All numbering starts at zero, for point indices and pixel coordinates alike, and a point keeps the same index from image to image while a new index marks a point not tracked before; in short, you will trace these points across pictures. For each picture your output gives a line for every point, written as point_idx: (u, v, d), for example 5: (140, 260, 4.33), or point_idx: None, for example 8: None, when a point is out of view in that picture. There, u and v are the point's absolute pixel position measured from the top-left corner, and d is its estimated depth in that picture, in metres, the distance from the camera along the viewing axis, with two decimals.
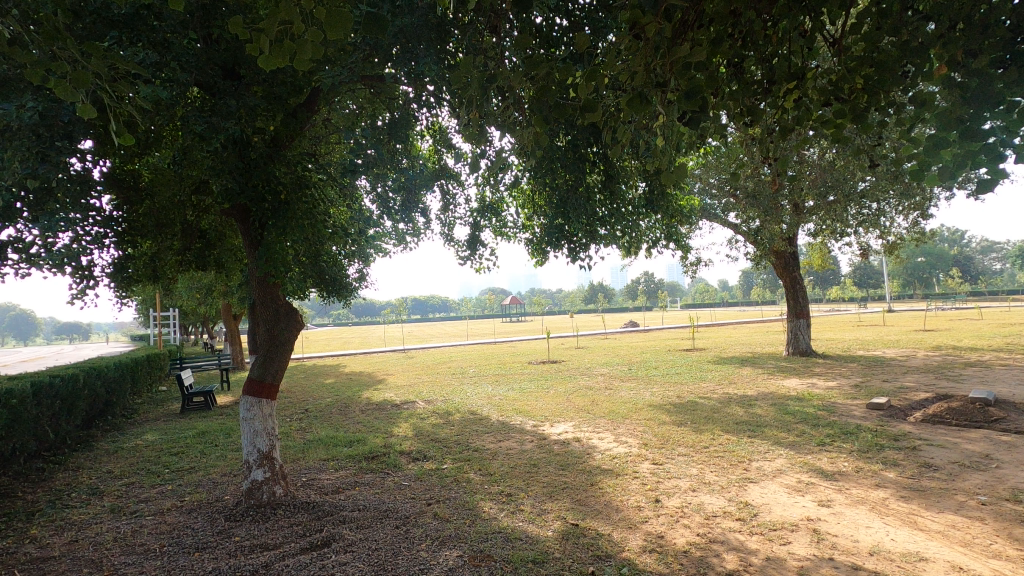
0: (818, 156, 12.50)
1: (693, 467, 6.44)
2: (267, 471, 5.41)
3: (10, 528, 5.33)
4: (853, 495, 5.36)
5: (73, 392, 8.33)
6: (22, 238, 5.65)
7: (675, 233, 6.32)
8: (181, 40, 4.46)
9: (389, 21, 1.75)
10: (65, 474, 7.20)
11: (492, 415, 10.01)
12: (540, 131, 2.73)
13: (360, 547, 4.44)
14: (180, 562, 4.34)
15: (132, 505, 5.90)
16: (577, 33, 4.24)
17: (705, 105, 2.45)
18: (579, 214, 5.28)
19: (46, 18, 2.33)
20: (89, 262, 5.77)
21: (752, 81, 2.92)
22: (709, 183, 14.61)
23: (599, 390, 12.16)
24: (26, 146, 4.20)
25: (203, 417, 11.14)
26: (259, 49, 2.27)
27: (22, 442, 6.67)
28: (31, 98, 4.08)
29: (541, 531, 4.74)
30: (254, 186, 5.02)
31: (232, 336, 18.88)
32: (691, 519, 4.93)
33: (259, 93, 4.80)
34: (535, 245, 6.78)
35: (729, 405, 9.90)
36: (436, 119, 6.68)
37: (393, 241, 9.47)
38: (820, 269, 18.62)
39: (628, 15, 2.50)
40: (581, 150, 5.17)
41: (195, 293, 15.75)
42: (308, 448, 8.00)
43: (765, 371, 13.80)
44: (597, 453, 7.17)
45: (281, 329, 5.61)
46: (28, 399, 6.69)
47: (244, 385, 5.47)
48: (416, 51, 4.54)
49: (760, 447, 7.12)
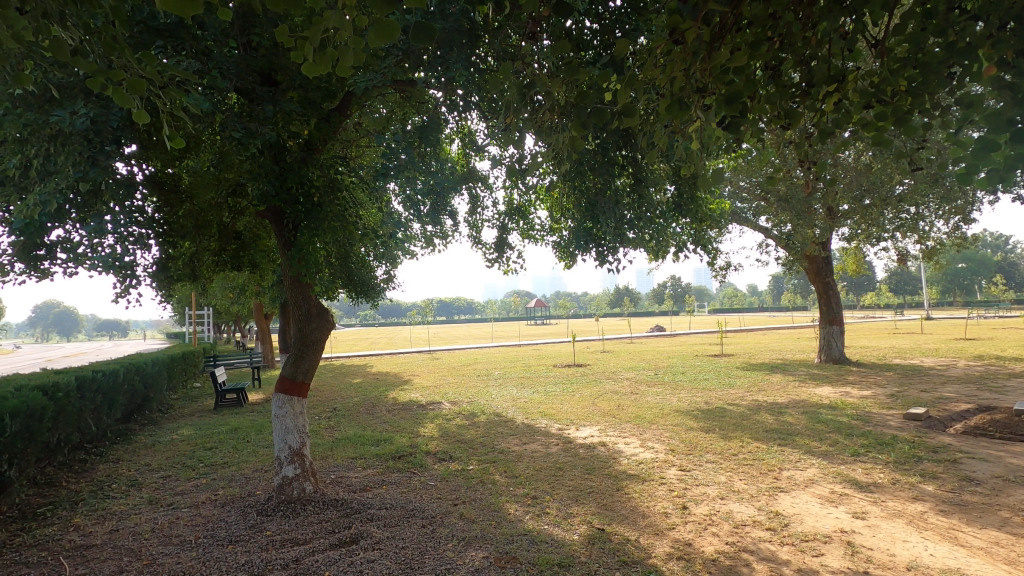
0: (854, 159, 12.20)
1: (721, 475, 6.34)
2: (298, 467, 5.54)
3: (55, 516, 5.55)
4: (889, 507, 5.20)
5: (114, 386, 8.62)
6: (70, 238, 5.91)
7: (704, 237, 6.24)
8: (223, 47, 4.61)
9: (437, 29, 1.83)
10: (106, 466, 7.48)
11: (517, 418, 10.03)
12: (577, 137, 2.74)
13: (387, 545, 4.51)
14: (214, 554, 4.46)
15: (169, 497, 6.10)
16: (607, 37, 4.23)
17: (744, 110, 2.44)
18: (608, 217, 5.23)
19: (106, 28, 2.46)
20: (131, 262, 5.99)
21: (792, 83, 2.85)
22: (740, 186, 14.38)
23: (625, 395, 12.05)
24: (79, 151, 4.40)
25: (235, 414, 11.45)
26: (303, 56, 2.35)
27: (66, 435, 6.96)
28: (83, 106, 4.30)
29: (567, 535, 4.74)
30: (289, 189, 5.14)
31: (264, 335, 19.33)
32: (720, 527, 4.87)
33: (294, 99, 4.94)
34: (562, 248, 6.76)
35: (759, 413, 9.70)
36: (465, 123, 6.75)
37: (421, 243, 9.56)
38: (854, 274, 18.11)
39: (666, 21, 2.49)
40: (610, 153, 5.15)
41: (228, 292, 16.15)
42: (335, 446, 8.14)
43: (796, 378, 13.48)
44: (623, 458, 7.13)
45: (311, 328, 5.73)
46: (71, 392, 6.96)
47: (277, 383, 5.61)
48: (447, 55, 4.56)
49: (791, 456, 6.98)
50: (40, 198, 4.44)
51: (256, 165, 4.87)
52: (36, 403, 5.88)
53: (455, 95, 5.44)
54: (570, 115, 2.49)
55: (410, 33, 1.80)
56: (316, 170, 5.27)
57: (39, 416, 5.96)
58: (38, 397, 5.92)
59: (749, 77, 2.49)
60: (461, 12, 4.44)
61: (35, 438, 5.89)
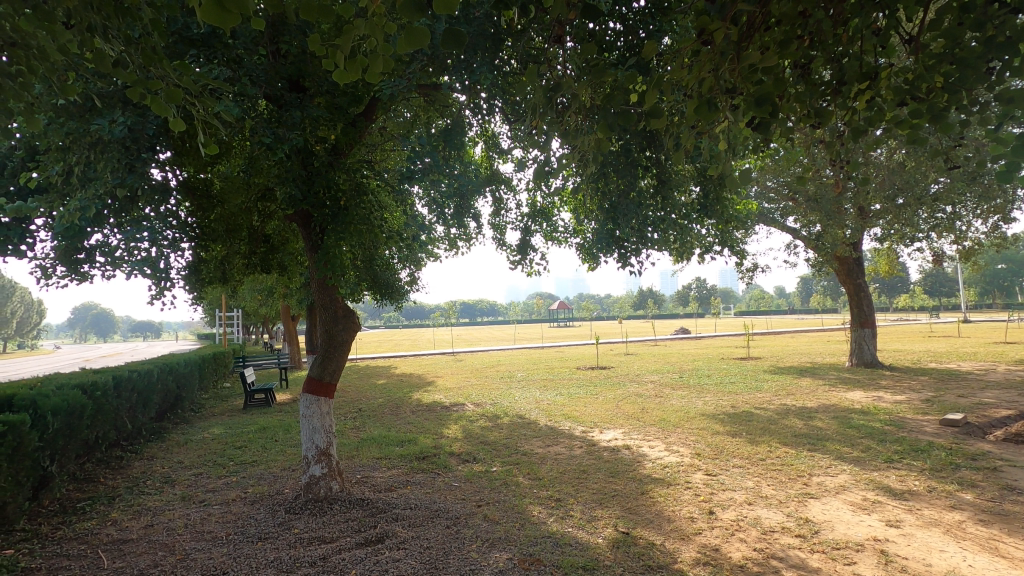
0: (885, 157, 11.89)
1: (749, 480, 6.23)
2: (325, 467, 5.63)
3: (94, 510, 5.75)
4: (925, 516, 5.05)
5: (148, 386, 8.89)
6: (108, 242, 6.12)
7: (731, 238, 6.16)
8: (253, 56, 4.73)
9: (465, 34, 1.86)
10: (141, 463, 7.71)
11: (540, 420, 10.03)
12: (603, 140, 2.73)
13: (412, 544, 4.56)
14: (244, 551, 4.56)
15: (200, 493, 6.27)
16: (631, 38, 4.21)
17: (773, 110, 2.41)
18: (630, 218, 5.19)
19: (146, 40, 2.55)
20: (166, 266, 6.18)
21: (822, 82, 2.79)
22: (767, 186, 14.14)
23: (649, 398, 11.95)
24: (117, 158, 4.55)
25: (264, 413, 11.68)
26: (335, 63, 2.41)
27: (104, 432, 7.21)
28: (121, 114, 4.46)
29: (591, 538, 4.71)
30: (316, 193, 5.23)
31: (291, 336, 19.70)
32: (748, 533, 4.79)
33: (321, 105, 5.04)
34: (586, 250, 6.74)
35: (787, 417, 9.51)
36: (489, 126, 6.81)
37: (445, 245, 9.64)
38: (887, 276, 17.62)
39: (694, 21, 2.46)
40: (634, 154, 5.12)
41: (257, 294, 16.49)
42: (361, 446, 8.26)
43: (826, 383, 13.16)
44: (648, 461, 7.07)
45: (338, 330, 5.82)
46: (108, 391, 7.20)
47: (304, 383, 5.71)
48: (471, 59, 4.58)
49: (821, 461, 6.82)
50: (81, 204, 4.61)
51: (284, 170, 4.97)
52: (75, 401, 6.09)
53: (479, 98, 5.47)
54: (596, 117, 2.49)
55: (440, 41, 1.84)
56: (342, 174, 5.35)
57: (79, 414, 6.18)
58: (78, 396, 6.14)
59: (778, 76, 2.45)
60: (485, 16, 4.43)
61: (75, 436, 6.11)
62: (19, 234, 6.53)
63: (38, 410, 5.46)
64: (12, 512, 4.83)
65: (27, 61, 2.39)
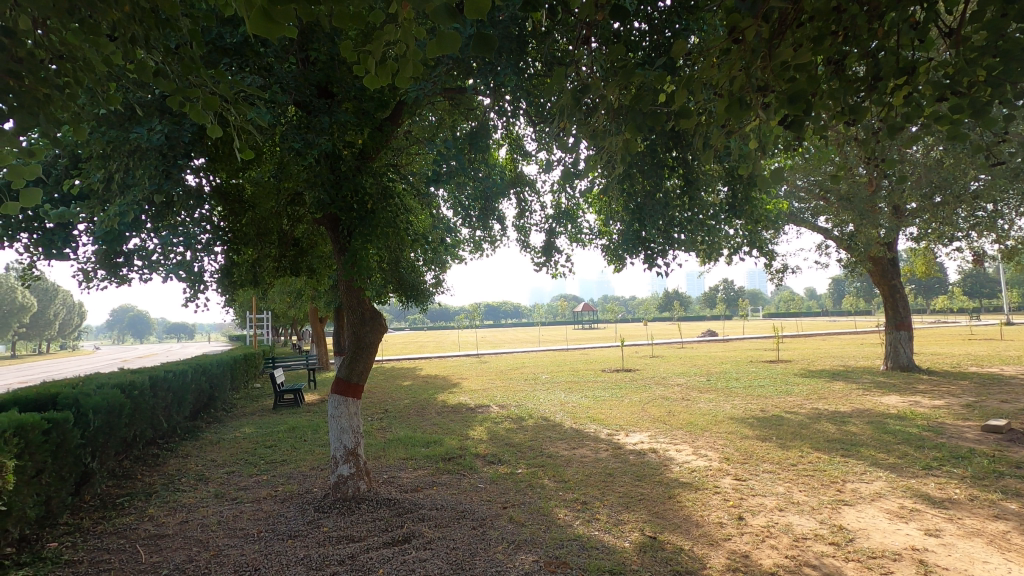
0: (922, 154, 11.52)
1: (779, 486, 6.10)
2: (352, 467, 5.71)
3: (132, 506, 5.94)
4: (967, 526, 4.87)
5: (182, 386, 9.14)
6: (145, 246, 6.32)
7: (760, 238, 6.05)
8: (283, 64, 4.84)
9: (494, 39, 1.88)
10: (176, 461, 7.94)
11: (565, 422, 10.00)
12: (631, 141, 2.71)
13: (438, 545, 4.58)
14: (275, 548, 4.65)
15: (233, 491, 6.42)
16: (657, 38, 4.17)
17: (807, 108, 2.37)
18: (657, 219, 5.13)
19: (184, 51, 2.64)
20: (200, 269, 6.35)
21: (857, 78, 2.72)
22: (797, 185, 13.84)
23: (676, 401, 11.79)
24: (154, 165, 4.70)
25: (293, 414, 11.90)
26: (366, 69, 2.45)
27: (142, 430, 7.44)
28: (158, 123, 4.61)
29: (618, 542, 4.68)
30: (344, 197, 5.31)
31: (319, 338, 20.03)
32: (779, 540, 4.69)
33: (349, 110, 5.13)
34: (611, 251, 6.70)
35: (819, 422, 9.28)
36: (513, 130, 6.85)
37: (470, 247, 9.68)
38: (924, 277, 17.05)
39: (725, 20, 2.43)
40: (660, 155, 5.07)
41: (286, 296, 16.81)
42: (388, 446, 8.35)
43: (860, 387, 12.79)
44: (675, 465, 6.99)
45: (366, 331, 5.91)
46: (145, 391, 7.43)
47: (333, 384, 5.80)
48: (497, 61, 4.59)
49: (855, 468, 6.64)
50: (121, 209, 4.78)
51: (313, 174, 5.06)
52: (115, 400, 6.31)
53: (504, 101, 5.50)
54: (626, 118, 2.49)
55: (472, 46, 1.87)
56: (369, 178, 5.42)
57: (118, 412, 6.39)
58: (117, 395, 6.36)
59: (812, 73, 2.41)
60: (510, 19, 4.44)
61: (114, 434, 6.31)
62: (63, 239, 6.80)
63: (80, 408, 5.66)
64: (56, 506, 5.03)
65: (74, 74, 2.49)
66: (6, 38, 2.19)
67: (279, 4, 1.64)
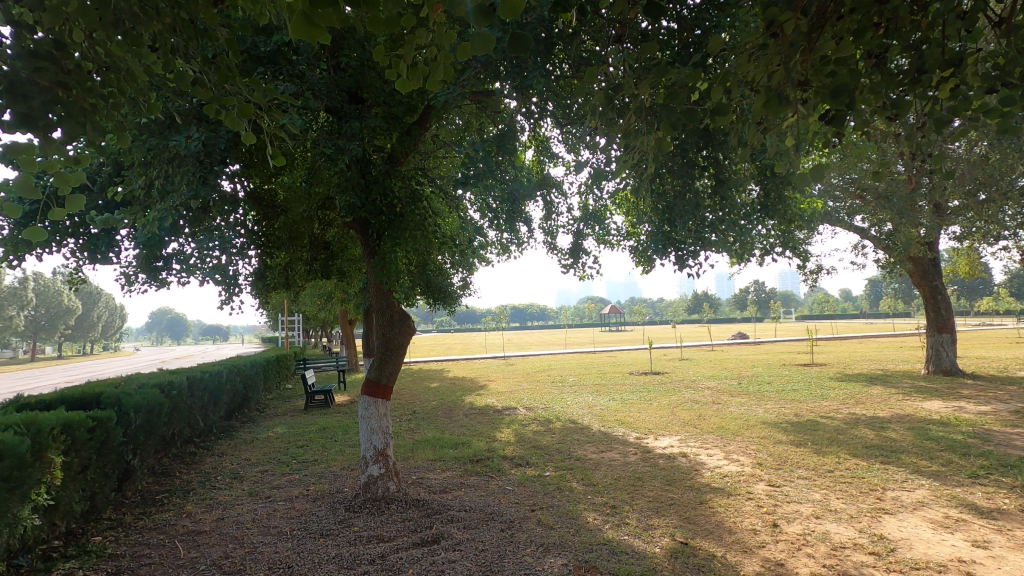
0: (965, 150, 11.07)
1: (816, 493, 5.93)
2: (382, 467, 5.77)
3: (170, 502, 6.12)
4: (1018, 538, 4.65)
5: (217, 386, 9.38)
6: (183, 251, 6.52)
7: (794, 238, 5.90)
8: (315, 71, 4.93)
9: (530, 40, 1.88)
10: (212, 459, 8.16)
11: (593, 425, 9.92)
12: (664, 139, 2.67)
13: (467, 546, 4.60)
14: (307, 546, 4.72)
15: (266, 490, 6.56)
16: (687, 35, 4.11)
17: (849, 102, 2.30)
18: (687, 219, 5.05)
19: (223, 59, 2.70)
20: (235, 272, 6.51)
21: (900, 72, 2.63)
22: (832, 183, 13.46)
23: (706, 404, 11.58)
24: (192, 171, 4.83)
25: (323, 414, 12.09)
26: (397, 73, 2.46)
27: (180, 429, 7.67)
28: (196, 130, 4.75)
29: (648, 547, 4.61)
30: (374, 201, 5.38)
31: (349, 339, 20.35)
32: (816, 548, 4.55)
33: (378, 115, 5.20)
34: (640, 253, 6.63)
35: (857, 427, 9.00)
36: (540, 132, 6.84)
37: (497, 250, 9.70)
38: (968, 278, 16.39)
39: (762, 14, 2.38)
40: (690, 154, 4.99)
41: (317, 299, 17.13)
42: (417, 447, 8.41)
43: (899, 391, 12.35)
44: (706, 470, 6.86)
45: (394, 333, 5.97)
46: (182, 390, 7.65)
47: (362, 385, 5.88)
48: (525, 64, 4.60)
49: (896, 475, 6.41)
50: (160, 215, 4.93)
51: (344, 179, 5.15)
52: (154, 400, 6.51)
53: (532, 103, 5.49)
54: (661, 115, 2.47)
55: (507, 46, 1.88)
56: (398, 181, 5.47)
57: (157, 411, 6.60)
58: (156, 395, 6.57)
59: (853, 67, 2.33)
60: (538, 20, 4.38)
61: (154, 432, 6.52)
62: (106, 244, 7.07)
63: (122, 407, 5.86)
64: (100, 501, 5.21)
65: (119, 83, 2.58)
66: (55, 51, 2.28)
67: (319, 8, 1.64)
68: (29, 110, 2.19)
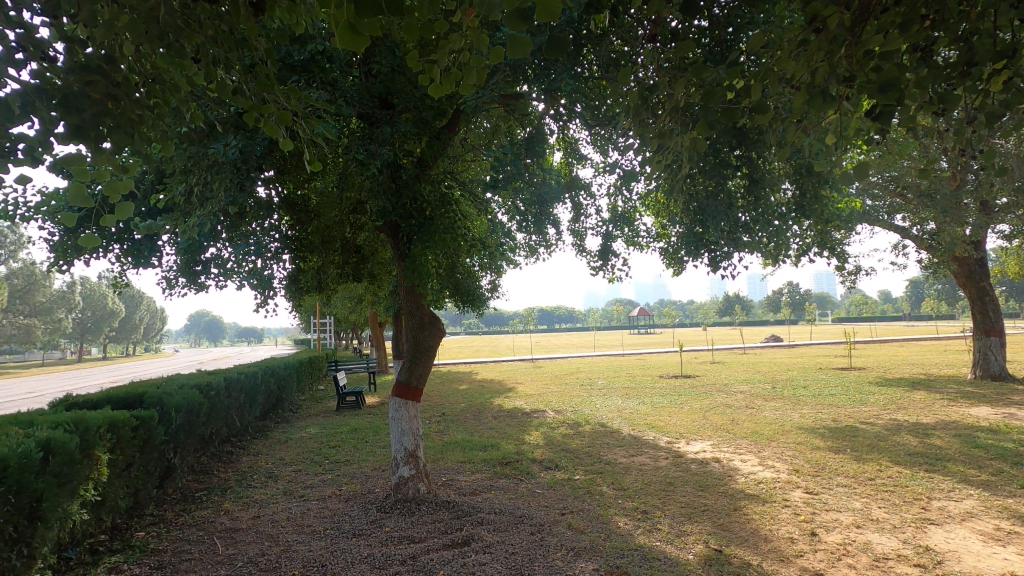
0: (1014, 145, 10.59)
1: (856, 501, 5.73)
2: (413, 468, 5.82)
3: (209, 500, 6.30)
4: None
5: (252, 386, 9.62)
6: (221, 255, 6.72)
7: (830, 239, 5.74)
8: (347, 79, 5.02)
9: (567, 41, 1.90)
10: (248, 458, 8.36)
11: (623, 428, 9.81)
12: (700, 139, 2.63)
13: (497, 549, 4.60)
14: (341, 545, 4.79)
15: (300, 489, 6.68)
16: (719, 33, 4.04)
17: (895, 97, 2.22)
18: (720, 220, 4.96)
19: (262, 68, 2.78)
20: (270, 276, 6.67)
21: (946, 65, 2.54)
22: (870, 182, 13.05)
23: (739, 409, 11.34)
24: (230, 178, 4.96)
25: (355, 415, 12.27)
26: (430, 78, 2.48)
27: (217, 429, 7.88)
28: (233, 139, 4.88)
29: (681, 554, 4.53)
30: (404, 205, 5.44)
31: (379, 342, 20.63)
32: (857, 559, 4.40)
33: (409, 120, 5.26)
34: (670, 254, 6.54)
35: (899, 433, 8.67)
36: (568, 133, 6.83)
37: (525, 253, 9.71)
38: (1017, 278, 15.66)
39: (804, 9, 2.32)
40: (722, 154, 4.89)
41: (348, 301, 17.42)
42: (446, 449, 8.46)
43: (945, 397, 11.86)
44: (740, 476, 6.71)
45: (424, 336, 6.02)
46: (219, 391, 7.87)
47: (393, 387, 5.94)
48: (553, 67, 4.60)
49: (942, 484, 6.15)
50: (200, 220, 5.09)
51: (375, 183, 5.21)
52: (194, 400, 6.72)
53: (560, 105, 5.47)
54: (698, 115, 2.44)
55: (544, 49, 1.90)
56: (428, 185, 5.52)
57: (196, 411, 6.80)
58: (195, 395, 6.77)
59: (898, 62, 2.26)
60: (566, 22, 4.37)
61: (193, 431, 6.72)
62: (149, 249, 7.33)
63: (163, 406, 6.06)
64: (143, 498, 5.40)
65: (164, 94, 2.67)
66: (104, 65, 2.36)
67: (364, 18, 1.64)
68: (81, 122, 2.29)
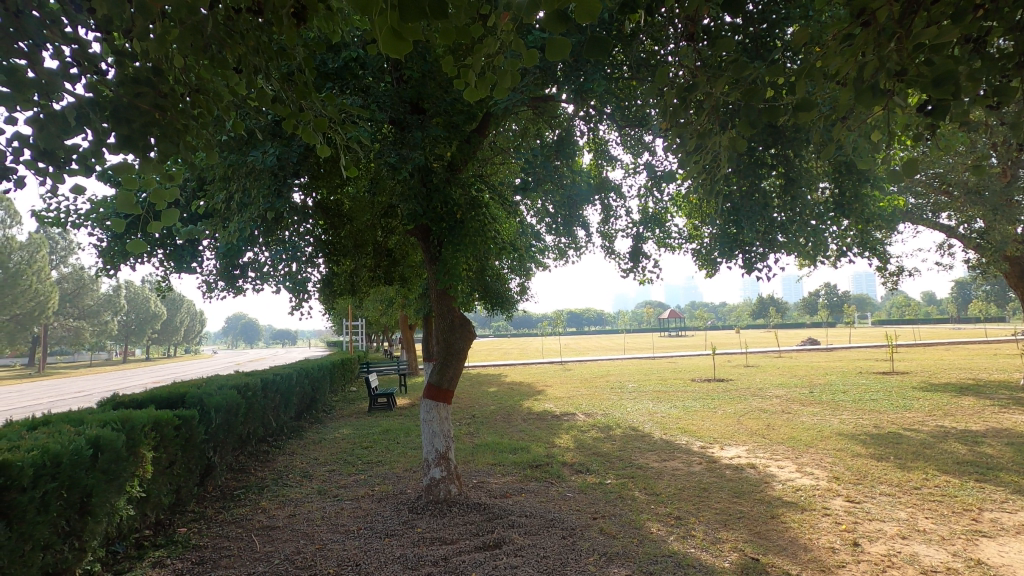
0: None
1: (901, 511, 5.52)
2: (444, 470, 5.85)
3: (247, 498, 6.47)
4: None
5: (287, 387, 9.83)
6: (257, 259, 6.90)
7: (871, 238, 5.55)
8: (380, 85, 5.10)
9: (608, 41, 1.89)
10: (283, 457, 8.55)
11: (655, 432, 9.67)
12: (738, 138, 2.58)
13: (529, 552, 4.58)
14: (374, 545, 4.85)
15: (334, 489, 6.79)
16: (754, 29, 3.96)
17: (947, 89, 2.13)
18: (754, 220, 4.85)
19: (300, 76, 2.83)
20: (305, 279, 6.82)
21: (1001, 56, 2.43)
22: (913, 179, 12.59)
23: (775, 414, 11.06)
24: (267, 184, 5.10)
25: (385, 417, 12.43)
26: (465, 83, 2.49)
27: (254, 428, 8.08)
28: (271, 146, 5.01)
29: (717, 561, 4.44)
30: (435, 208, 5.49)
31: (409, 343, 20.85)
32: (903, 571, 4.24)
33: (439, 124, 5.31)
34: (702, 256, 6.43)
35: (946, 441, 8.33)
36: (597, 134, 6.79)
37: (554, 255, 9.68)
38: None
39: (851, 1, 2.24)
40: (757, 153, 4.78)
41: (379, 304, 17.65)
42: (477, 452, 8.48)
43: (995, 403, 11.34)
44: (777, 482, 6.54)
45: (455, 339, 6.05)
46: (255, 392, 8.07)
47: (424, 389, 5.99)
48: (584, 68, 4.58)
49: (993, 495, 5.87)
50: (239, 226, 5.24)
51: (407, 188, 5.27)
52: (232, 401, 6.91)
53: (590, 107, 5.45)
54: (738, 113, 2.38)
55: (584, 49, 1.90)
56: (459, 188, 5.55)
57: (235, 411, 7.00)
58: (234, 396, 6.96)
59: (950, 54, 2.17)
60: (596, 23, 4.34)
61: (232, 431, 6.91)
62: (190, 254, 7.58)
63: (204, 407, 6.24)
64: (185, 495, 5.58)
65: (208, 103, 2.75)
66: (153, 77, 2.43)
67: (406, 22, 1.65)
68: (130, 132, 2.39)
